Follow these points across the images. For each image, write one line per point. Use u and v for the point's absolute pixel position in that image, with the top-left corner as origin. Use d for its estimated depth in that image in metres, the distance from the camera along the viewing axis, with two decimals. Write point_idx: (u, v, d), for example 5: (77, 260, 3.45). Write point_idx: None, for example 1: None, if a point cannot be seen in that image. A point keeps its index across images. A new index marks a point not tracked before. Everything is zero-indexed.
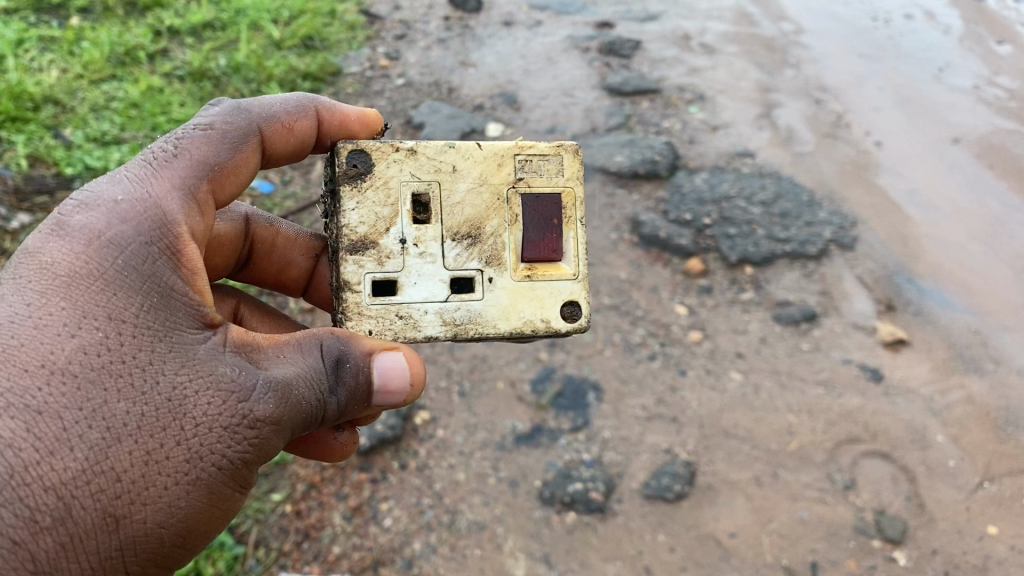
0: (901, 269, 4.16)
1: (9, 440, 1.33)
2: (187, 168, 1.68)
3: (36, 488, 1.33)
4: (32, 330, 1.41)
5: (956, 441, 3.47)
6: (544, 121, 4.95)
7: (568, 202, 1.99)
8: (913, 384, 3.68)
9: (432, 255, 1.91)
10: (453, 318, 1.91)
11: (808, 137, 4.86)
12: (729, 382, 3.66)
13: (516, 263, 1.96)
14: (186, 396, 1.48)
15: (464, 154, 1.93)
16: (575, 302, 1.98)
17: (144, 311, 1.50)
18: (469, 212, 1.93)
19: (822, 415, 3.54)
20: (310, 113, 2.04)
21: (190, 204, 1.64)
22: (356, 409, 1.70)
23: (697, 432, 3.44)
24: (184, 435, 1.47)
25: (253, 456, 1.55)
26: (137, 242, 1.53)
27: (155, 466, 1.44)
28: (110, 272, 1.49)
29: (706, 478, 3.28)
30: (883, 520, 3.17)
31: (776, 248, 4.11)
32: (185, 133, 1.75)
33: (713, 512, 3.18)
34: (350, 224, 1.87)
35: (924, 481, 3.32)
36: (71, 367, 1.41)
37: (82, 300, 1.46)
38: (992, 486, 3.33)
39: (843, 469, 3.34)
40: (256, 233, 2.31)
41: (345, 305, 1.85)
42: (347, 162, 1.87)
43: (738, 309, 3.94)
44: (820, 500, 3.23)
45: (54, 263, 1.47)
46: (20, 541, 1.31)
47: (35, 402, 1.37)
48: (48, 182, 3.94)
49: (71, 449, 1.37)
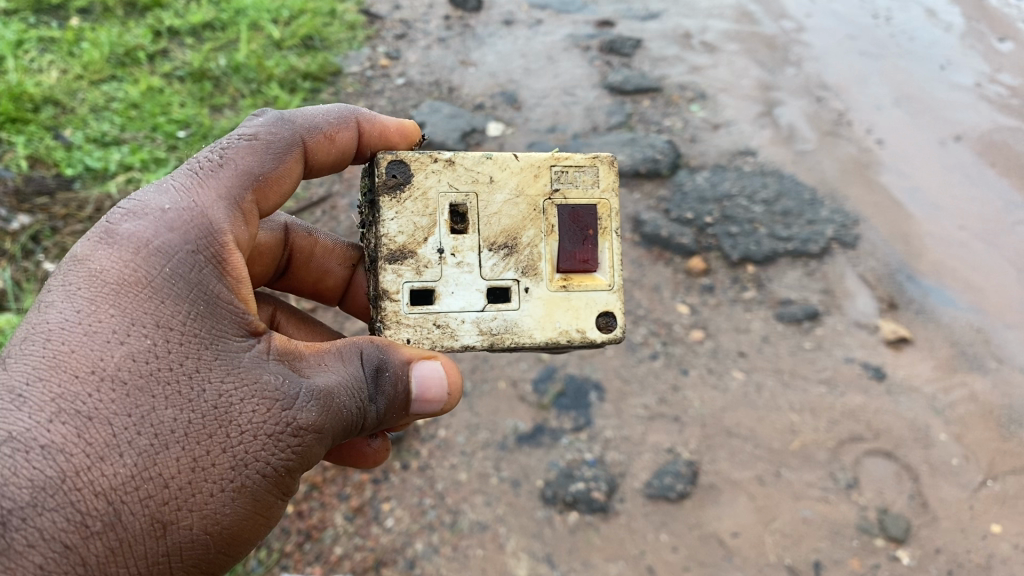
0: (903, 267, 4.14)
1: (60, 445, 1.35)
2: (232, 178, 1.72)
3: (87, 492, 1.35)
4: (83, 338, 1.45)
5: (959, 439, 3.46)
6: (545, 119, 4.94)
7: (604, 213, 1.99)
8: (916, 382, 3.67)
9: (469, 265, 1.92)
10: (490, 327, 1.92)
11: (810, 135, 4.85)
12: (731, 381, 3.65)
13: (552, 273, 1.97)
14: (231, 403, 1.52)
15: (502, 165, 1.95)
16: (610, 312, 1.99)
17: (190, 319, 1.54)
18: (506, 222, 1.94)
19: (824, 414, 3.53)
20: (352, 125, 2.04)
21: (236, 213, 1.69)
22: (395, 417, 1.73)
23: (699, 432, 3.43)
24: (230, 442, 1.50)
25: (296, 463, 1.58)
26: (184, 251, 1.58)
27: (202, 472, 1.46)
28: (158, 279, 1.54)
29: (708, 477, 3.27)
30: (886, 519, 3.16)
31: (778, 247, 4.09)
32: (231, 142, 1.79)
33: (715, 511, 3.17)
34: (390, 234, 1.88)
35: (928, 480, 3.31)
36: (120, 374, 1.44)
37: (130, 308, 1.50)
38: (995, 484, 3.32)
39: (846, 468, 3.33)
40: (294, 241, 2.34)
41: (384, 314, 1.87)
42: (386, 172, 1.89)
43: (740, 308, 3.94)
44: (823, 499, 3.22)
45: (103, 271, 1.52)
46: (71, 545, 1.32)
47: (86, 408, 1.39)
48: (49, 182, 3.93)
49: (121, 455, 1.39)
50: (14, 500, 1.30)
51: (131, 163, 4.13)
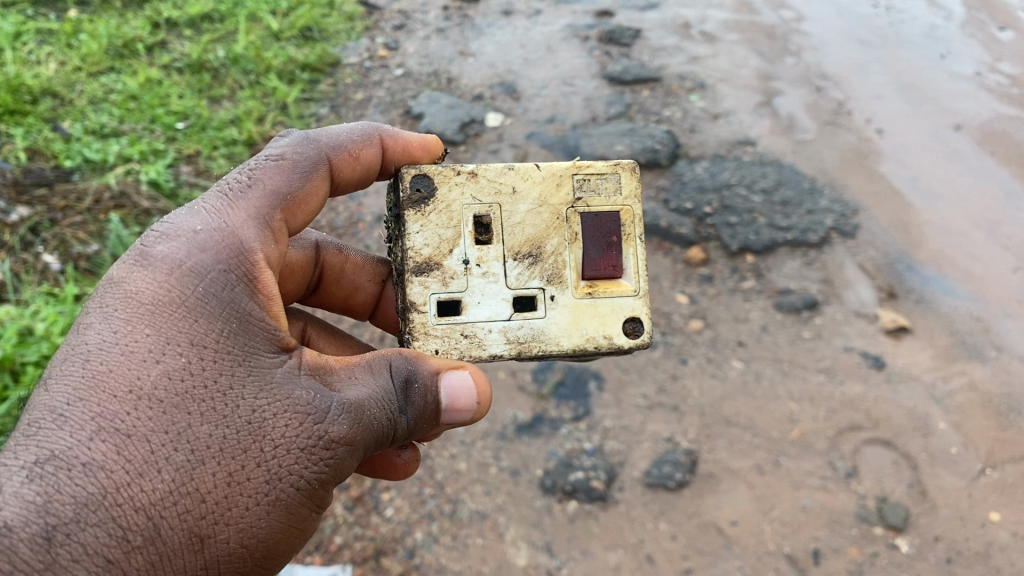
0: (902, 256, 4.14)
1: (100, 462, 1.39)
2: (261, 198, 1.80)
3: (127, 508, 1.39)
4: (120, 358, 1.50)
5: (958, 428, 3.47)
6: (544, 110, 4.93)
7: (627, 219, 2.04)
8: (915, 371, 3.67)
9: (494, 275, 1.97)
10: (518, 336, 1.96)
11: (808, 125, 4.85)
12: (730, 370, 3.65)
13: (577, 280, 2.01)
14: (265, 419, 1.56)
15: (524, 176, 2.01)
16: (637, 318, 2.01)
17: (223, 336, 1.59)
18: (529, 232, 2.00)
19: (823, 402, 3.53)
20: (374, 141, 2.14)
21: (266, 232, 1.76)
22: (425, 428, 1.75)
23: (697, 421, 3.43)
24: (263, 457, 1.54)
25: (328, 476, 1.62)
26: (216, 270, 1.64)
27: (237, 487, 1.51)
28: (192, 298, 1.59)
29: (707, 466, 3.28)
30: (885, 508, 3.17)
31: (777, 236, 4.08)
32: (259, 164, 1.88)
33: (715, 500, 3.18)
34: (415, 246, 1.94)
35: (927, 469, 3.32)
36: (157, 393, 1.49)
37: (165, 327, 1.55)
38: (994, 472, 3.32)
39: (845, 457, 3.34)
40: (326, 260, 2.37)
41: (412, 325, 1.92)
42: (410, 186, 1.95)
43: (739, 298, 3.94)
44: (822, 488, 3.23)
45: (139, 292, 1.57)
46: (114, 560, 1.35)
47: (125, 425, 1.44)
48: (48, 174, 3.93)
49: (159, 471, 1.43)
50: (58, 516, 1.33)
51: (130, 154, 4.13)
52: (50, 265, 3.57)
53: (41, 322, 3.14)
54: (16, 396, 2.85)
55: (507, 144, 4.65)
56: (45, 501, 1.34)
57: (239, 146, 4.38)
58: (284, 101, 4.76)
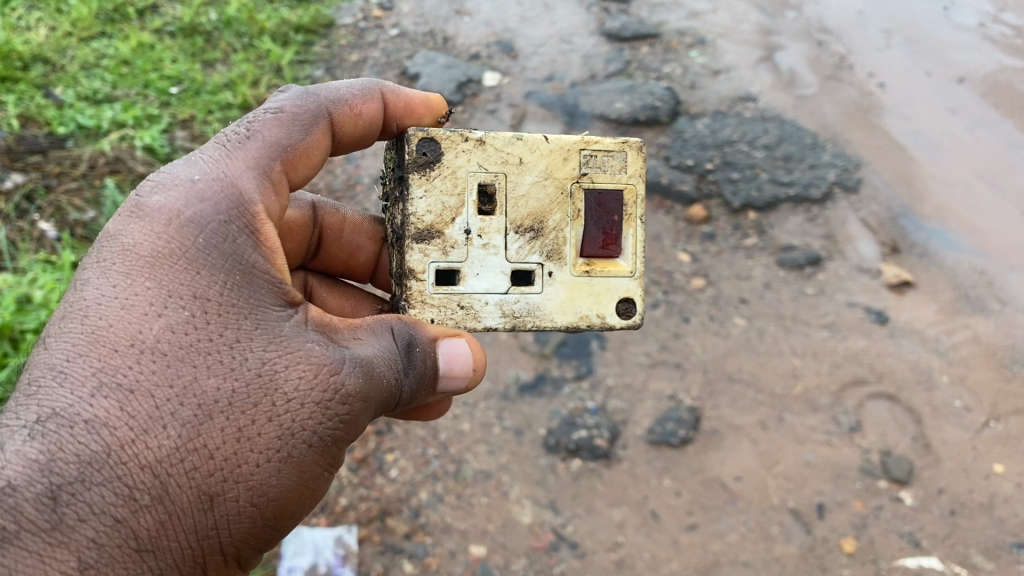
0: (906, 211, 4.10)
1: (104, 419, 1.35)
2: (260, 149, 1.73)
3: (133, 466, 1.35)
4: (120, 312, 1.45)
5: (962, 381, 3.46)
6: (541, 68, 4.87)
7: (630, 199, 1.99)
8: (919, 325, 3.66)
9: (495, 247, 1.91)
10: (513, 310, 1.92)
11: (810, 80, 4.78)
12: (733, 328, 3.63)
13: (576, 257, 1.97)
14: (275, 372, 1.51)
15: (532, 147, 1.93)
16: (630, 299, 1.99)
17: (226, 290, 1.54)
18: (532, 205, 1.93)
19: (827, 357, 3.52)
20: (375, 97, 2.03)
21: (266, 184, 1.70)
22: (427, 391, 1.75)
23: (700, 378, 3.42)
24: (274, 411, 1.50)
25: (341, 432, 1.58)
26: (216, 221, 1.58)
27: (247, 443, 1.46)
28: (193, 250, 1.54)
29: (711, 423, 3.27)
30: (889, 462, 3.18)
31: (779, 192, 4.03)
32: (258, 117, 1.80)
33: (718, 456, 3.18)
34: (418, 213, 1.87)
35: (931, 422, 3.32)
36: (160, 346, 1.44)
37: (166, 280, 1.50)
38: (998, 425, 3.32)
39: (848, 411, 3.33)
40: (323, 219, 2.32)
41: (409, 293, 1.87)
42: (417, 150, 1.86)
43: (742, 256, 3.92)
44: (826, 443, 3.23)
45: (138, 244, 1.52)
46: (122, 519, 1.33)
47: (128, 380, 1.39)
48: (41, 141, 3.88)
49: (164, 427, 1.39)
50: (62, 475, 1.30)
51: (124, 120, 4.08)
52: (47, 233, 3.56)
53: (39, 289, 3.11)
54: (16, 363, 2.86)
55: (505, 104, 4.61)
56: (49, 459, 1.31)
57: (233, 110, 4.34)
58: (278, 64, 4.70)
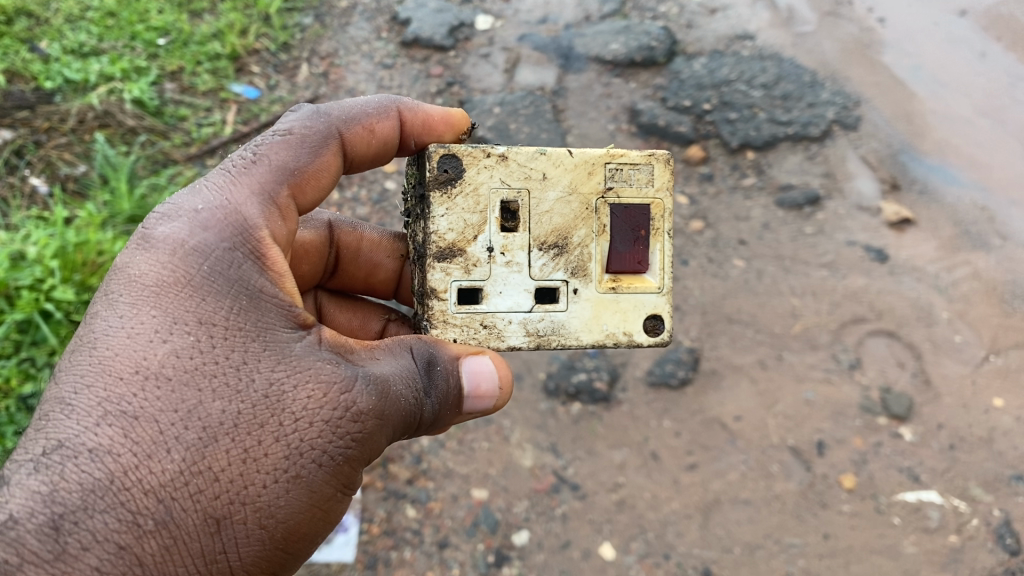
0: (907, 148, 4.05)
1: (107, 446, 1.33)
2: (267, 173, 1.70)
3: (136, 492, 1.32)
4: (125, 341, 1.43)
5: (962, 317, 3.45)
6: (535, 10, 4.77)
7: (657, 213, 1.91)
8: (919, 263, 3.64)
9: (519, 264, 1.85)
10: (537, 329, 1.86)
11: (809, 16, 4.68)
12: (732, 269, 3.61)
13: (601, 274, 1.90)
14: (283, 392, 1.48)
15: (555, 162, 1.86)
16: (658, 315, 1.92)
17: (233, 314, 1.51)
18: (557, 220, 1.86)
19: (826, 296, 3.51)
20: (391, 114, 1.99)
21: (272, 209, 1.67)
22: (450, 413, 1.70)
23: (699, 320, 3.41)
24: (283, 431, 1.46)
25: (356, 451, 1.53)
26: (222, 249, 1.55)
27: (254, 464, 1.42)
28: (198, 277, 1.51)
29: (710, 363, 3.27)
30: (888, 398, 3.19)
31: (778, 131, 3.97)
32: (265, 141, 1.77)
33: (717, 396, 3.18)
34: (439, 231, 1.81)
35: (931, 358, 3.32)
36: (165, 372, 1.41)
37: (171, 307, 1.48)
38: (998, 359, 3.33)
39: (848, 349, 3.33)
40: (341, 239, 2.30)
41: (431, 313, 1.82)
42: (438, 167, 1.80)
43: (741, 196, 3.88)
44: (826, 381, 3.24)
45: (143, 274, 1.50)
46: (126, 545, 1.29)
47: (132, 407, 1.37)
48: (28, 96, 3.83)
49: (168, 451, 1.36)
50: (65, 505, 1.28)
51: (111, 73, 4.02)
52: (38, 188, 3.55)
53: (32, 245, 3.07)
54: (14, 320, 2.88)
55: (498, 48, 4.53)
56: (52, 489, 1.29)
57: (222, 60, 4.28)
58: (266, 12, 4.62)
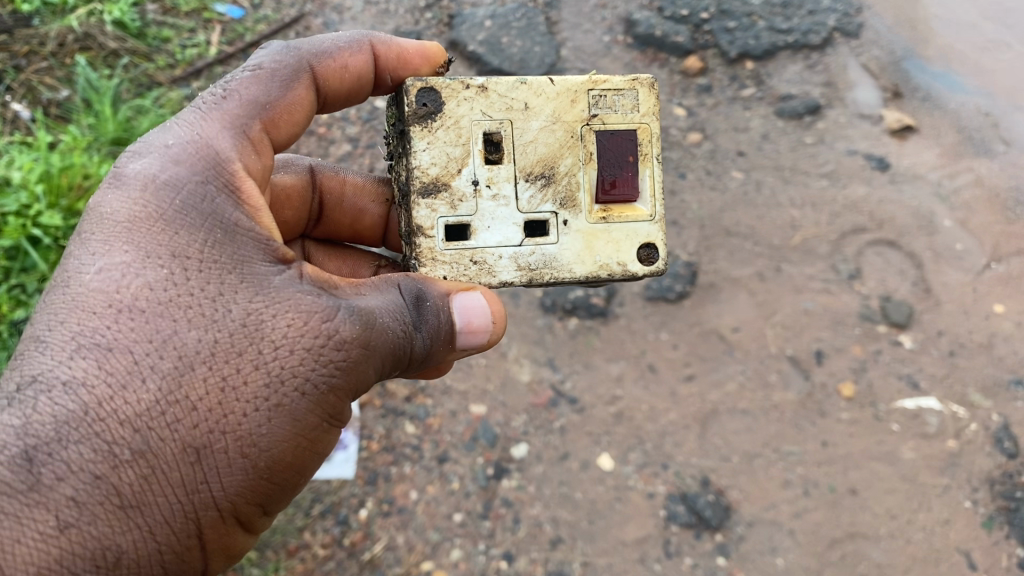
0: (910, 54, 3.93)
1: (80, 378, 1.30)
2: (238, 107, 1.62)
3: (110, 423, 1.29)
4: (96, 271, 1.39)
5: (964, 225, 3.40)
6: None
7: (644, 138, 1.84)
8: (921, 171, 3.57)
9: (505, 197, 1.78)
10: (529, 263, 1.78)
11: None
12: (730, 182, 3.54)
13: (591, 203, 1.83)
14: (263, 320, 1.42)
15: (537, 90, 1.79)
16: (652, 244, 1.85)
17: (209, 245, 1.45)
18: (542, 150, 1.80)
19: (826, 207, 3.45)
20: (363, 48, 1.87)
21: (244, 141, 1.59)
22: (442, 350, 1.63)
23: (697, 234, 3.35)
24: (263, 360, 1.41)
25: (341, 381, 1.48)
26: (193, 182, 1.48)
27: (234, 393, 1.38)
28: (170, 210, 1.45)
29: (708, 276, 3.21)
30: (888, 307, 3.16)
31: (777, 40, 3.87)
32: (235, 76, 1.68)
33: (715, 308, 3.15)
34: (421, 166, 1.73)
35: (932, 266, 3.28)
36: (138, 303, 1.36)
37: (144, 238, 1.42)
38: (999, 266, 3.31)
39: (848, 259, 3.29)
40: (323, 184, 2.21)
41: (418, 251, 1.73)
42: (415, 100, 1.73)
43: (739, 107, 3.78)
44: (825, 291, 3.21)
45: (115, 207, 1.44)
46: (101, 475, 1.27)
47: (104, 338, 1.33)
48: (3, 20, 3.70)
49: (143, 381, 1.32)
50: (39, 437, 1.26)
51: None
52: (20, 114, 3.47)
53: (17, 171, 3.00)
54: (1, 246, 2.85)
55: None
56: (26, 422, 1.27)
57: None
58: None
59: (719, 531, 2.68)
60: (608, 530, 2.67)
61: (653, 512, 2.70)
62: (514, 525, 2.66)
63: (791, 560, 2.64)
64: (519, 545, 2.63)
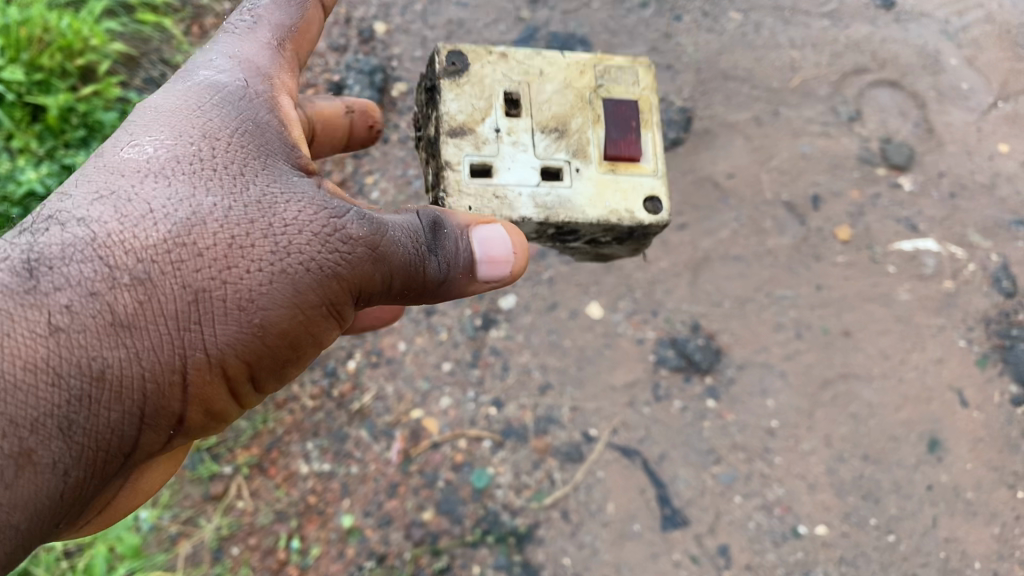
0: None
1: (91, 207, 1.22)
2: (270, 28, 1.54)
3: (112, 246, 1.19)
4: (123, 141, 1.33)
5: (971, 63, 3.23)
6: None
7: (645, 108, 1.77)
8: (927, 8, 3.33)
9: (523, 144, 1.67)
10: (546, 203, 1.63)
11: None
12: (727, 24, 3.24)
13: (601, 157, 1.69)
14: (279, 201, 1.33)
15: (549, 62, 1.76)
16: (655, 198, 1.67)
17: (238, 135, 1.38)
18: (554, 109, 1.72)
19: (827, 48, 3.22)
20: None
21: (280, 62, 1.52)
22: (456, 287, 1.43)
23: (693, 78, 3.12)
24: (274, 231, 1.30)
25: (349, 274, 1.34)
26: (230, 87, 1.43)
27: (241, 250, 1.27)
28: (201, 107, 1.39)
29: (703, 123, 3.01)
30: (889, 149, 3.02)
31: None
32: None
33: (711, 155, 2.96)
34: (449, 113, 1.66)
35: (936, 106, 3.13)
36: (159, 165, 1.29)
37: (173, 122, 1.36)
38: (1005, 105, 3.16)
39: (848, 100, 3.11)
40: None
41: (446, 183, 1.60)
42: (446, 60, 1.70)
43: None
44: (824, 134, 3.05)
45: (153, 103, 1.40)
46: (97, 291, 1.18)
47: (120, 182, 1.25)
48: None
49: (155, 220, 1.23)
50: (40, 249, 1.18)
51: None
52: None
53: None
54: None
55: None
56: (31, 238, 1.19)
57: None
58: None
59: (709, 374, 2.61)
60: (598, 375, 2.60)
61: (642, 358, 2.62)
62: (503, 373, 2.59)
63: (781, 402, 2.57)
64: (508, 393, 2.56)
